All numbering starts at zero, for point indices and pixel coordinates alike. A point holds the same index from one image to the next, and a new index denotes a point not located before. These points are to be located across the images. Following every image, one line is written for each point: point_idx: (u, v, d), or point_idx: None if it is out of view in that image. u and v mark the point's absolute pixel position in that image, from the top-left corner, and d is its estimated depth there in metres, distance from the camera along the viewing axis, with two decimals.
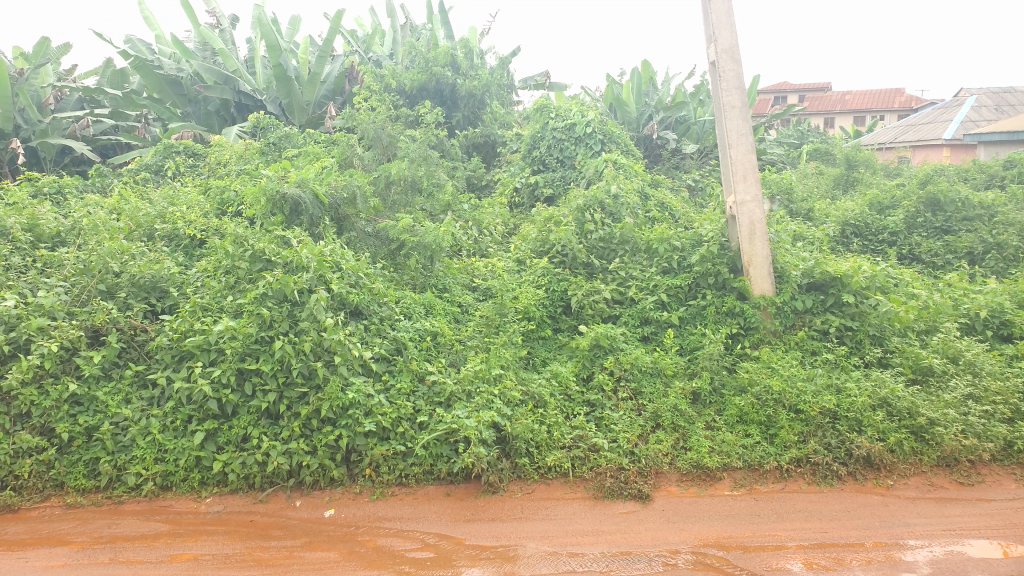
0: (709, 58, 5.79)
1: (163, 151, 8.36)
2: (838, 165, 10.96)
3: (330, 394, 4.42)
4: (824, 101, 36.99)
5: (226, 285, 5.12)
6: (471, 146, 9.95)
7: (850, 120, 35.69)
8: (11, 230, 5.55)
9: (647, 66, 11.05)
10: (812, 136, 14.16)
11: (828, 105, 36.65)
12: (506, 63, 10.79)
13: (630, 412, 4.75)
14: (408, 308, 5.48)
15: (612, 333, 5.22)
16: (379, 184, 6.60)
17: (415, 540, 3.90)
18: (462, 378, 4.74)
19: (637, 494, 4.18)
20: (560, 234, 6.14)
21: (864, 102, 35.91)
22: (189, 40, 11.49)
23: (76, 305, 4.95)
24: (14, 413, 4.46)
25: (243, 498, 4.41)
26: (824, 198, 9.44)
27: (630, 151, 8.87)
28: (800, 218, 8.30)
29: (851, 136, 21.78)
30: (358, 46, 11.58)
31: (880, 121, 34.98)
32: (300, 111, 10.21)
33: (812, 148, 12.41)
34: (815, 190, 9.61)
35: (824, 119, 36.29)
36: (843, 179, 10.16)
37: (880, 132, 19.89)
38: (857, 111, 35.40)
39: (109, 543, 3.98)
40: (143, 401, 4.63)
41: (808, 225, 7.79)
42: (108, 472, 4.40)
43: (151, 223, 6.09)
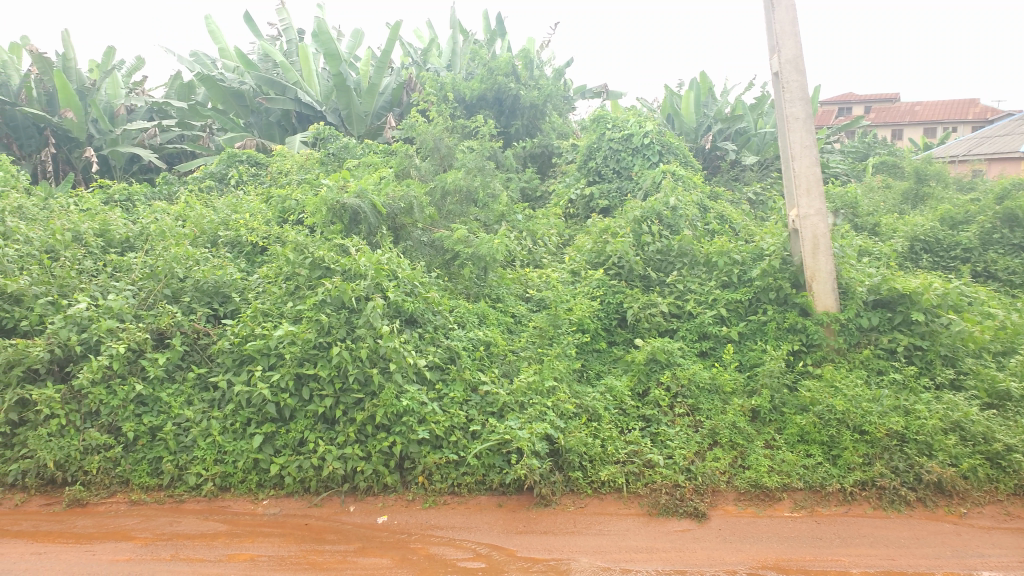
0: (771, 69, 5.69)
1: (227, 160, 8.58)
2: (906, 177, 10.58)
3: (385, 401, 4.47)
4: (891, 113, 35.99)
5: (286, 291, 5.22)
6: (528, 157, 9.97)
7: (920, 131, 34.55)
8: (84, 236, 5.86)
9: (707, 76, 10.73)
10: (879, 147, 13.70)
11: (894, 117, 35.62)
12: (562, 74, 10.73)
13: (687, 428, 4.67)
14: (462, 317, 5.51)
15: (669, 347, 5.14)
16: (435, 195, 6.66)
17: (467, 549, 3.90)
18: (516, 390, 4.74)
19: (693, 512, 4.10)
20: (616, 246, 6.09)
21: (934, 113, 34.75)
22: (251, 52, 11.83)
23: (143, 308, 5.16)
24: (84, 411, 4.65)
25: (299, 501, 4.49)
26: (892, 212, 9.13)
27: (689, 162, 8.74)
28: (866, 233, 8.09)
29: (921, 149, 21.08)
30: (416, 58, 11.77)
31: (951, 132, 33.75)
32: (358, 121, 10.36)
33: (879, 161, 11.92)
34: (881, 204, 9.29)
35: (891, 130, 35.25)
36: (912, 193, 9.83)
37: (954, 145, 19.21)
38: (927, 123, 34.25)
39: (169, 540, 4.08)
40: (204, 403, 4.78)
41: (875, 240, 7.55)
42: (170, 471, 4.53)
43: (215, 230, 6.28)
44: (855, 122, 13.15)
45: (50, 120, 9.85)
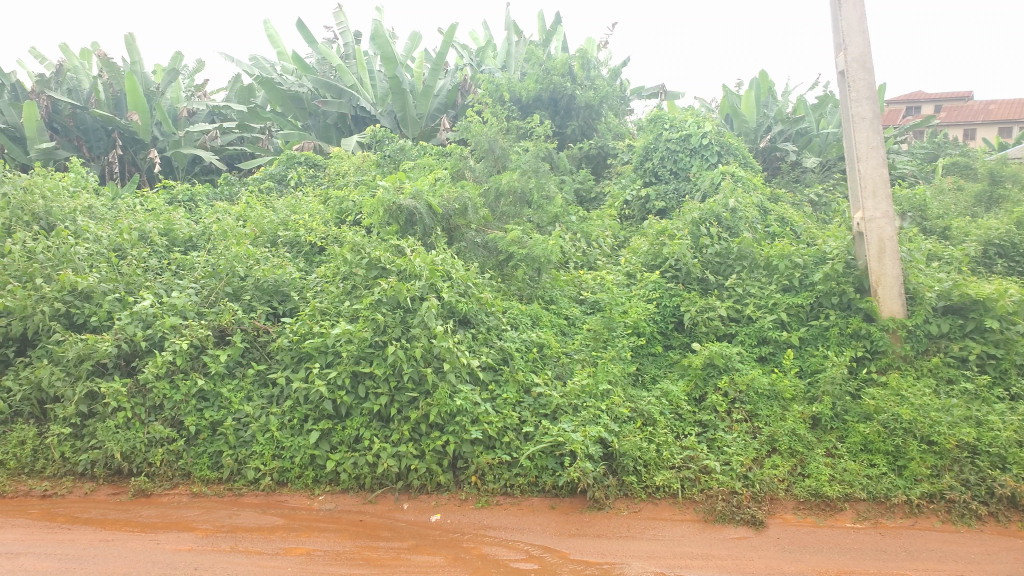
0: (837, 67, 5.56)
1: (286, 161, 8.78)
2: (980, 178, 10.14)
3: (438, 401, 4.50)
4: (964, 112, 34.67)
5: (344, 291, 5.30)
6: (583, 158, 9.86)
7: (994, 131, 33.19)
8: (149, 235, 6.12)
9: (766, 75, 10.55)
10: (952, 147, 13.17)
11: (966, 116, 34.25)
12: (619, 74, 10.61)
13: (745, 434, 4.59)
14: (515, 319, 5.51)
15: (727, 351, 5.05)
16: (489, 197, 6.71)
17: (520, 550, 3.89)
18: (570, 392, 4.73)
19: (750, 519, 4.02)
20: (673, 248, 6.02)
21: (1009, 112, 33.32)
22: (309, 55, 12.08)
23: (205, 305, 5.32)
24: (148, 405, 4.81)
25: (353, 498, 4.55)
26: (965, 215, 8.76)
27: (749, 163, 8.58)
28: (935, 236, 7.78)
29: (1000, 150, 20.24)
30: (471, 59, 11.85)
31: None
32: (413, 124, 10.46)
33: (951, 161, 11.45)
34: (952, 207, 8.94)
35: (963, 130, 33.96)
36: (986, 196, 9.42)
37: None
38: (1002, 122, 32.89)
39: (229, 532, 4.18)
40: (263, 399, 4.90)
41: (946, 243, 7.26)
42: (230, 465, 4.66)
43: (275, 230, 6.42)
44: (925, 121, 12.66)
45: (116, 122, 10.16)
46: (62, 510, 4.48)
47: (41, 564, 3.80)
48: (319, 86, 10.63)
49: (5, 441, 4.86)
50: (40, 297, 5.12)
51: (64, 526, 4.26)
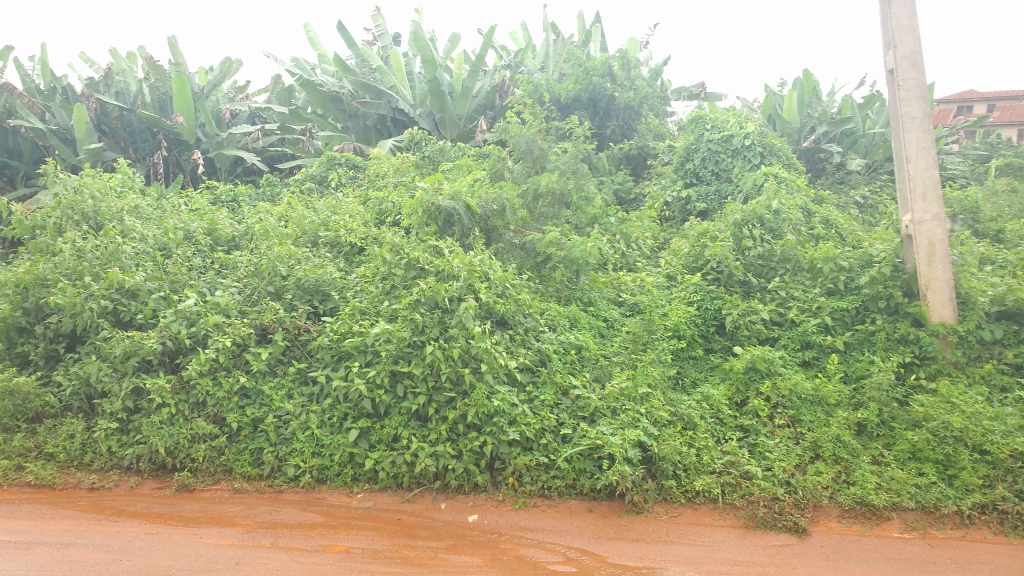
0: (886, 66, 5.47)
1: (326, 163, 8.86)
2: None
3: (476, 401, 4.51)
4: (1017, 111, 33.53)
5: (383, 291, 5.36)
6: (623, 158, 9.80)
7: None
8: (194, 235, 6.27)
9: (809, 75, 10.37)
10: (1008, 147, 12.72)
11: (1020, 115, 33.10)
12: (659, 74, 10.51)
13: (788, 440, 4.52)
14: (553, 320, 5.50)
15: (770, 355, 4.97)
16: (527, 198, 6.73)
17: (557, 552, 3.88)
18: (608, 395, 4.71)
19: (793, 527, 3.95)
20: (715, 249, 5.94)
21: None
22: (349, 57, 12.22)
23: (248, 304, 5.41)
24: (192, 401, 4.91)
25: (391, 497, 4.58)
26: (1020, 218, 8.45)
27: (792, 164, 8.43)
28: (989, 239, 7.52)
29: None
30: (511, 61, 11.92)
31: None
32: (452, 125, 10.51)
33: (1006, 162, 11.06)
34: (1005, 209, 8.67)
35: (1016, 129, 32.85)
36: None
37: None
38: None
39: (269, 528, 4.24)
40: (303, 397, 4.97)
41: (1002, 246, 7.01)
42: (271, 462, 4.73)
43: (316, 230, 6.51)
44: (979, 119, 12.26)
45: (162, 124, 10.40)
46: (109, 503, 4.59)
47: (89, 554, 3.90)
48: (358, 87, 10.72)
49: (55, 434, 5.02)
50: (89, 295, 5.26)
51: (111, 518, 4.37)
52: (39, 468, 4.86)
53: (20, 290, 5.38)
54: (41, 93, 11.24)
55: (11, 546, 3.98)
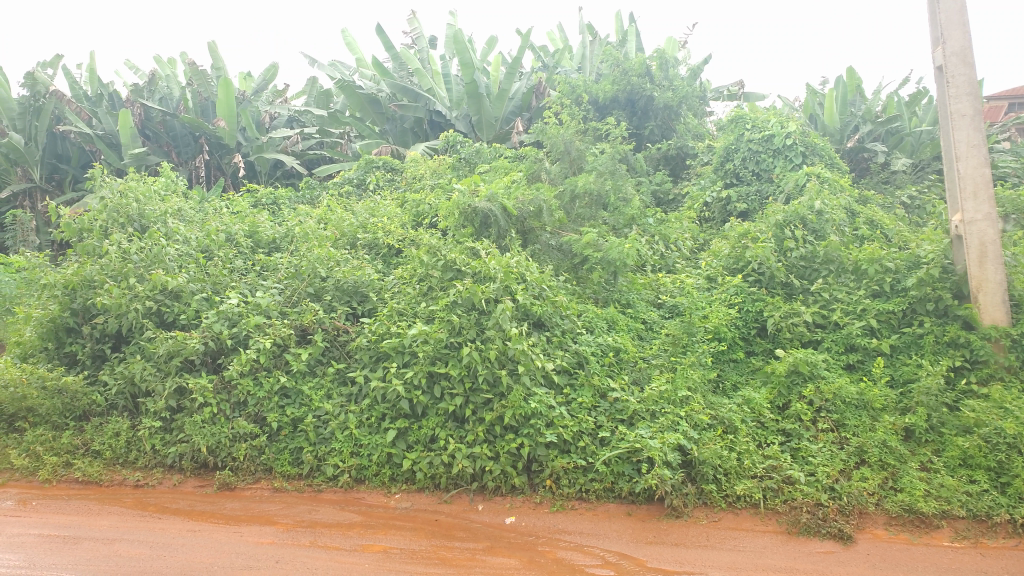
0: (935, 62, 5.34)
1: (364, 166, 8.94)
2: None
3: (513, 403, 4.52)
4: None
5: (420, 292, 5.40)
6: (661, 159, 9.73)
7: None
8: (236, 237, 6.41)
9: (853, 72, 10.12)
10: None
11: None
12: (698, 73, 10.40)
13: (831, 444, 4.44)
14: (590, 323, 5.48)
15: (813, 358, 4.88)
16: (564, 199, 6.72)
17: (595, 556, 3.85)
18: (647, 398, 4.67)
19: (838, 533, 3.87)
20: (756, 251, 5.85)
21: None
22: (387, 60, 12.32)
23: (288, 305, 5.50)
24: (233, 400, 5.00)
25: (429, 497, 4.60)
26: None
27: (835, 164, 8.28)
28: None
29: None
30: (548, 62, 11.89)
31: None
32: (488, 127, 10.50)
33: None
34: None
35: None
36: None
37: None
38: None
39: (309, 527, 4.29)
40: (342, 397, 5.03)
41: None
42: (310, 461, 4.79)
43: (354, 233, 6.58)
44: None
45: (205, 128, 10.66)
46: (153, 500, 4.69)
47: (134, 550, 3.98)
48: (396, 91, 10.77)
49: (102, 433, 5.14)
50: (134, 296, 5.37)
51: (155, 515, 4.46)
52: (86, 465, 4.98)
53: (69, 291, 5.52)
54: (89, 99, 11.57)
55: (60, 540, 4.09)
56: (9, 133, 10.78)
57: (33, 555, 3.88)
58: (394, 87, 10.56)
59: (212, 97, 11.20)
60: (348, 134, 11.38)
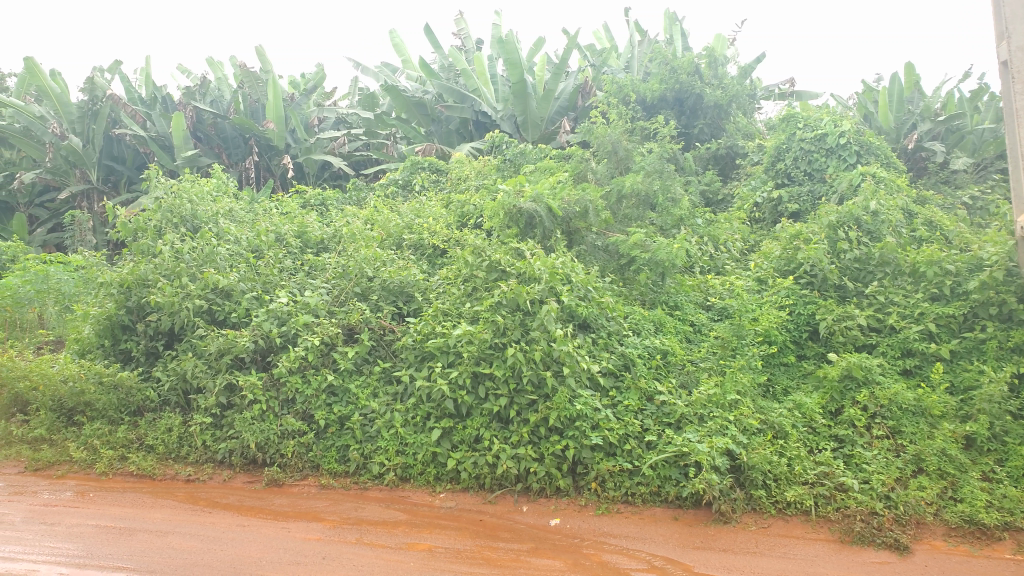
0: (999, 57, 5.15)
1: (410, 167, 8.97)
2: None
3: (558, 404, 4.52)
4: None
5: (464, 293, 5.43)
6: (711, 159, 9.60)
7: None
8: (285, 237, 6.54)
9: (911, 68, 9.87)
10: None
11: None
12: (749, 71, 10.21)
13: (887, 452, 4.32)
14: (637, 325, 5.45)
15: (867, 363, 4.75)
16: (611, 199, 6.69)
17: (641, 560, 3.81)
18: (695, 401, 4.60)
19: (893, 544, 3.76)
20: (809, 252, 5.73)
21: None
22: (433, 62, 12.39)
23: (336, 305, 5.58)
24: (282, 398, 5.10)
25: (474, 497, 4.61)
26: None
27: (891, 163, 8.04)
28: None
29: None
30: (595, 61, 11.83)
31: None
32: (534, 127, 10.54)
33: None
34: None
35: None
36: None
37: None
38: None
39: (355, 524, 4.33)
40: (388, 396, 5.09)
41: None
42: (356, 459, 4.85)
43: (400, 233, 6.65)
44: None
45: (255, 130, 10.90)
46: (204, 495, 4.80)
47: (186, 543, 4.08)
48: (443, 91, 10.77)
49: (155, 428, 5.28)
50: (186, 295, 5.50)
51: (206, 510, 4.57)
52: (140, 459, 5.12)
53: (124, 290, 5.68)
54: (144, 102, 11.93)
55: (116, 531, 4.22)
56: (69, 136, 11.18)
57: (90, 545, 4.01)
58: (441, 88, 10.58)
59: (261, 100, 11.48)
60: (394, 136, 11.52)
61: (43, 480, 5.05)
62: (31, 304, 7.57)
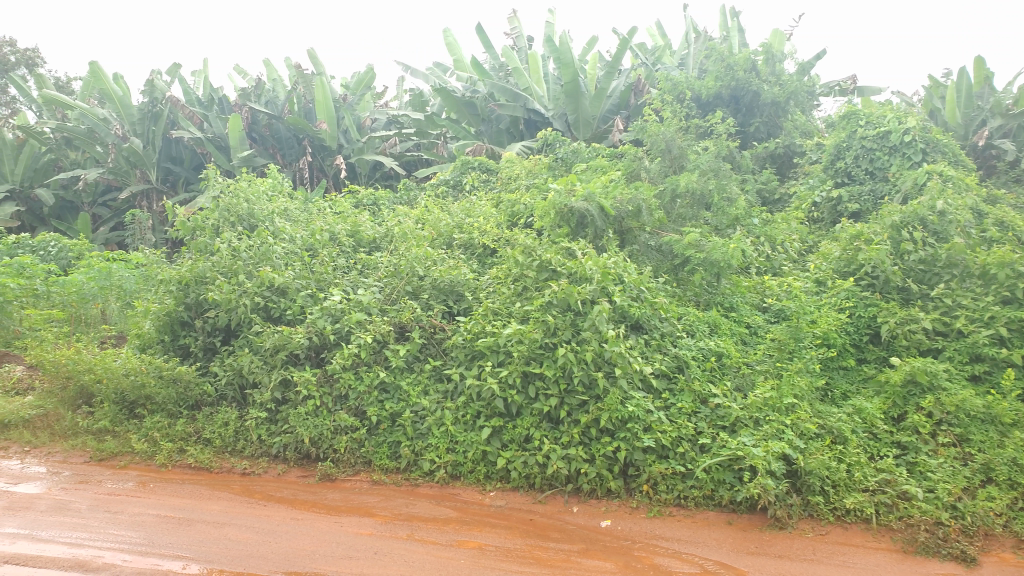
0: None
1: (460, 167, 9.03)
2: None
3: (609, 406, 4.49)
4: None
5: (515, 292, 5.44)
6: (768, 157, 9.43)
7: None
8: (339, 236, 6.65)
9: (981, 63, 9.53)
10: None
11: None
12: (808, 68, 9.97)
13: (953, 460, 4.18)
14: (691, 326, 5.38)
15: (933, 367, 4.60)
16: (664, 198, 6.61)
17: (694, 564, 3.75)
18: (750, 404, 4.52)
19: (959, 555, 3.64)
20: (870, 253, 5.58)
21: None
22: (484, 61, 12.43)
23: (387, 303, 5.66)
24: (335, 394, 5.18)
25: (524, 497, 4.61)
26: None
27: (959, 161, 7.76)
28: None
29: None
30: (647, 58, 11.72)
31: None
32: (585, 126, 10.49)
33: None
34: None
35: None
36: None
37: None
38: None
39: (406, 521, 4.38)
40: (438, 394, 5.13)
41: None
42: (408, 456, 4.90)
43: (450, 233, 6.69)
44: None
45: (308, 130, 11.11)
46: (259, 488, 4.91)
47: (242, 535, 4.17)
48: (494, 89, 10.69)
49: (212, 422, 5.43)
50: (243, 291, 5.63)
51: (262, 502, 4.68)
52: (198, 452, 5.26)
53: (182, 286, 5.86)
54: (201, 103, 12.27)
55: (174, 521, 4.34)
56: (130, 138, 11.59)
57: (151, 534, 4.14)
58: (493, 88, 10.55)
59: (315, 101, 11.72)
60: (445, 136, 11.52)
61: (106, 469, 5.22)
62: (95, 300, 7.86)
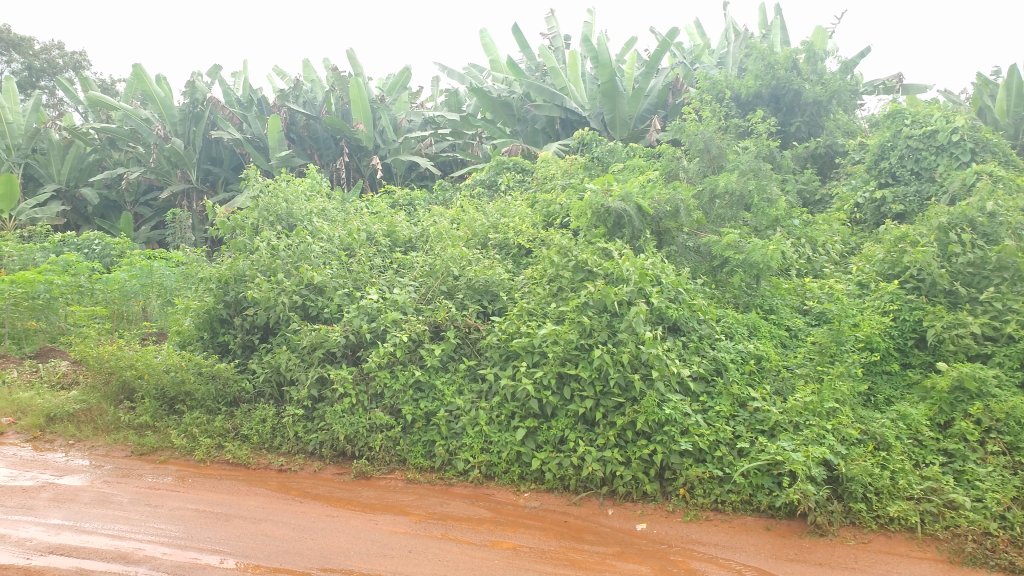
0: None
1: (495, 168, 9.05)
2: None
3: (646, 408, 4.47)
4: None
5: (550, 292, 5.44)
6: (809, 157, 9.31)
7: None
8: (376, 236, 6.72)
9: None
10: None
11: None
12: (851, 66, 9.79)
13: (1002, 469, 4.07)
14: (730, 328, 5.31)
15: (982, 373, 4.48)
16: (703, 199, 6.54)
17: (731, 570, 3.70)
18: (790, 408, 4.45)
19: (1008, 566, 3.52)
20: (916, 256, 5.42)
21: None
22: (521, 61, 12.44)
23: (423, 302, 5.70)
24: (371, 392, 5.23)
25: (558, 498, 4.60)
26: None
27: (1010, 162, 7.54)
28: None
29: None
30: (685, 57, 11.62)
31: None
32: (621, 126, 10.43)
33: None
34: None
35: None
36: None
37: None
38: None
39: (440, 520, 4.40)
40: (473, 393, 5.14)
41: None
42: (442, 455, 4.92)
43: (485, 233, 6.70)
44: None
45: (345, 130, 11.24)
46: (296, 484, 4.97)
47: (279, 531, 4.23)
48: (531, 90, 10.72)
49: (250, 418, 5.52)
50: (281, 290, 5.70)
51: (298, 499, 4.73)
52: (236, 448, 5.34)
53: (222, 284, 5.97)
54: (240, 105, 12.50)
55: (213, 516, 4.42)
56: (171, 138, 11.85)
57: (190, 528, 4.21)
58: (529, 88, 10.56)
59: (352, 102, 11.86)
60: (480, 137, 11.59)
61: (147, 463, 5.33)
62: (136, 297, 8.03)
